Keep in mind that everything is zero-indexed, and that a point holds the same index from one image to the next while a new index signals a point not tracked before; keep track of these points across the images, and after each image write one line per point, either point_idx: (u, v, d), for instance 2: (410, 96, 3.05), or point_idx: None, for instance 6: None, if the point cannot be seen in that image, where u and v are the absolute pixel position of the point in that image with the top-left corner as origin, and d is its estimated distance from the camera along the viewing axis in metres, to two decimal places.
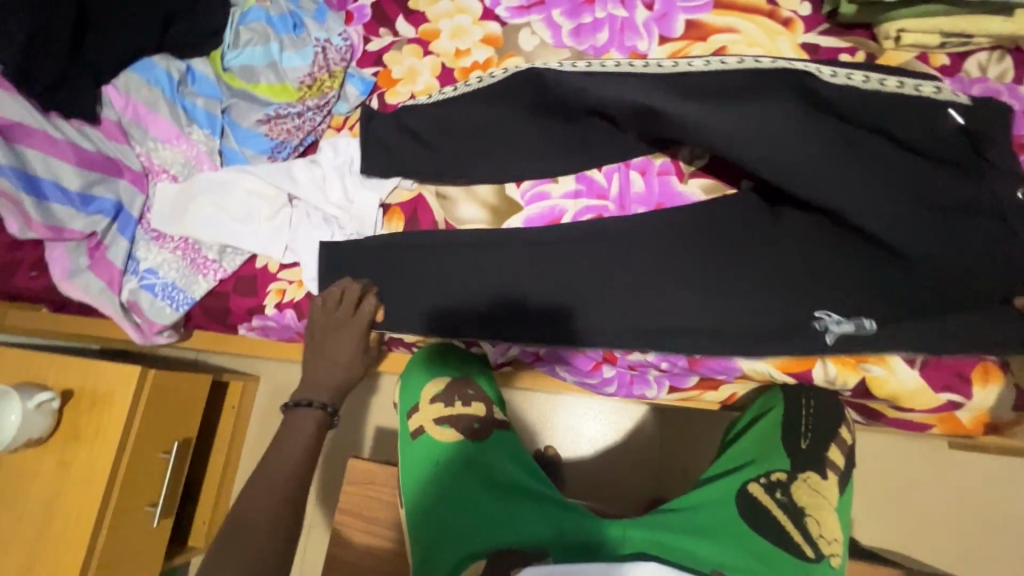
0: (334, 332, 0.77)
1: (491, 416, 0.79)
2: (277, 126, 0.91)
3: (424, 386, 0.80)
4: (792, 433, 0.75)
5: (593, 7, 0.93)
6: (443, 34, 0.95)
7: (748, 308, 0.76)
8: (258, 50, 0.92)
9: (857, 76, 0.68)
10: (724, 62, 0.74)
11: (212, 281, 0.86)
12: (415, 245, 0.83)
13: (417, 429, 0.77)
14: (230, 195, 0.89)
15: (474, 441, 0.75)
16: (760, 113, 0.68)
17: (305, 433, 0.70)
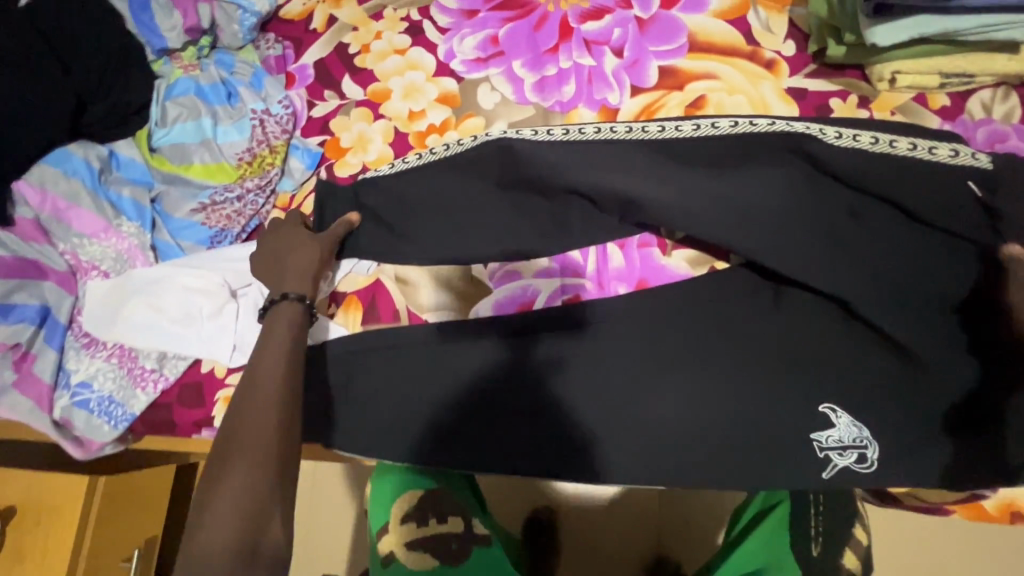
0: (289, 240, 0.75)
1: (471, 530, 0.71)
2: (215, 213, 0.82)
3: (396, 500, 0.74)
4: (803, 538, 0.69)
5: (557, 57, 0.84)
6: (394, 94, 0.86)
7: (747, 396, 0.69)
8: (189, 127, 0.83)
9: (864, 138, 0.63)
10: (712, 125, 0.68)
11: (153, 394, 0.77)
12: (371, 343, 0.73)
13: (388, 555, 0.70)
14: (167, 292, 0.80)
15: (451, 567, 0.68)
16: (758, 190, 0.65)
17: (286, 323, 0.65)
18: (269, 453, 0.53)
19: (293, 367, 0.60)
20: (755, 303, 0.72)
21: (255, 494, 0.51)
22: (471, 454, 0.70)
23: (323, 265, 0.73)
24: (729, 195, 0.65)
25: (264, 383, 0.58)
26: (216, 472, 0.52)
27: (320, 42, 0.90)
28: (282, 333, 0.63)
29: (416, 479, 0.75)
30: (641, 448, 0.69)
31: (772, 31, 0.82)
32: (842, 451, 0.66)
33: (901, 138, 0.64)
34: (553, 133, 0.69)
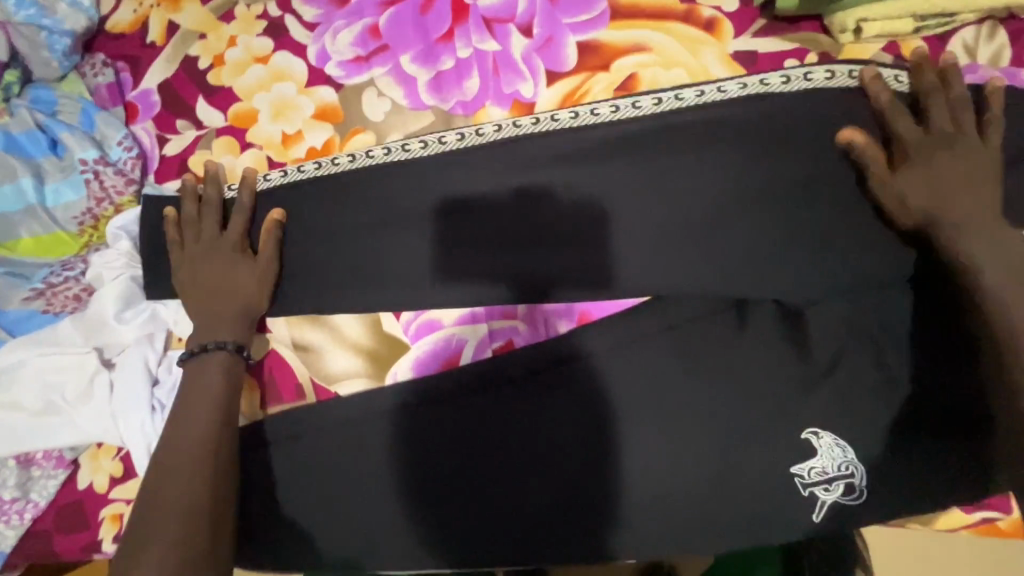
0: (212, 261, 0.62)
1: None
2: (57, 296, 0.65)
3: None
4: None
5: (453, 44, 0.68)
6: (262, 114, 0.70)
7: (724, 441, 0.58)
8: (7, 191, 0.66)
9: (771, 79, 0.59)
10: (635, 104, 0.61)
11: (22, 525, 0.64)
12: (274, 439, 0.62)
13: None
14: (17, 388, 0.63)
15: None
16: (690, 206, 0.60)
17: (210, 377, 0.59)
18: (194, 546, 0.49)
19: (226, 412, 0.57)
20: (718, 331, 0.60)
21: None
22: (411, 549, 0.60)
23: (261, 290, 0.62)
24: (651, 220, 0.61)
25: (181, 462, 0.53)
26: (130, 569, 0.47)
27: (161, 59, 0.72)
28: (212, 378, 0.59)
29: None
30: (605, 516, 0.59)
31: None
32: (828, 485, 0.57)
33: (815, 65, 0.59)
34: (447, 141, 0.63)
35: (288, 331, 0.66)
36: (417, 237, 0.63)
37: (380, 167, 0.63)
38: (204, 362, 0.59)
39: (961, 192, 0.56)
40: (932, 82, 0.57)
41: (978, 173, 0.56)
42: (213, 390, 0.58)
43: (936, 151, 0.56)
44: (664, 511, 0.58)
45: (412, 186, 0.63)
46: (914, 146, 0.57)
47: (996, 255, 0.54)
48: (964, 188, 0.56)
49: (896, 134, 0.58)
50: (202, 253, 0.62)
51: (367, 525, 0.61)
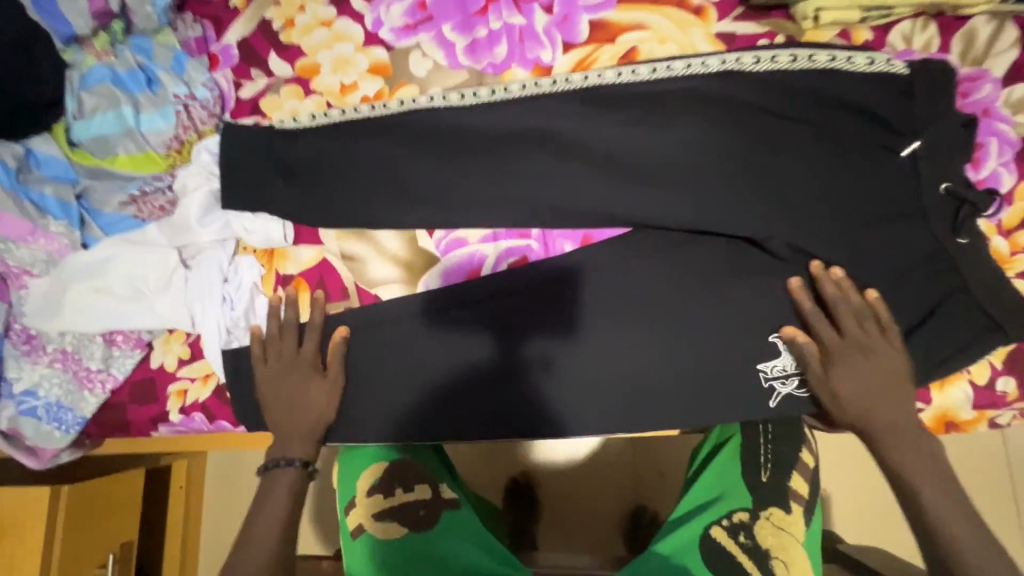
0: (289, 378, 0.72)
1: (438, 496, 0.74)
2: (146, 205, 0.78)
3: (362, 474, 0.75)
4: (751, 465, 0.72)
5: (486, 18, 0.83)
6: (324, 68, 0.84)
7: (697, 346, 0.71)
8: (110, 116, 0.79)
9: (744, 59, 0.74)
10: (634, 72, 0.75)
11: (103, 395, 0.76)
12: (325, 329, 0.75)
13: (358, 527, 0.71)
14: (110, 275, 0.76)
15: (422, 531, 0.70)
16: (680, 152, 0.73)
17: (297, 369, 0.72)
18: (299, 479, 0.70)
19: (319, 389, 0.72)
20: (695, 253, 0.73)
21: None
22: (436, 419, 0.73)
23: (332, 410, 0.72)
24: (647, 162, 0.74)
25: (294, 426, 0.71)
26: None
27: (241, 20, 0.87)
28: (302, 360, 0.72)
29: (383, 452, 0.77)
30: (602, 401, 0.72)
31: None
32: (785, 380, 0.70)
33: (781, 50, 0.73)
34: (481, 95, 0.77)
35: (339, 243, 0.79)
36: (450, 167, 0.76)
37: (423, 110, 0.77)
38: (274, 476, 0.70)
39: (875, 397, 0.67)
40: (836, 294, 0.68)
41: (883, 378, 0.67)
42: (304, 377, 0.72)
43: (854, 360, 0.67)
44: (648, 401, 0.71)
45: (448, 126, 0.77)
46: (836, 353, 0.68)
47: (907, 453, 0.66)
48: (880, 401, 0.67)
49: (818, 338, 0.69)
50: (278, 373, 0.72)
51: (405, 405, 0.73)
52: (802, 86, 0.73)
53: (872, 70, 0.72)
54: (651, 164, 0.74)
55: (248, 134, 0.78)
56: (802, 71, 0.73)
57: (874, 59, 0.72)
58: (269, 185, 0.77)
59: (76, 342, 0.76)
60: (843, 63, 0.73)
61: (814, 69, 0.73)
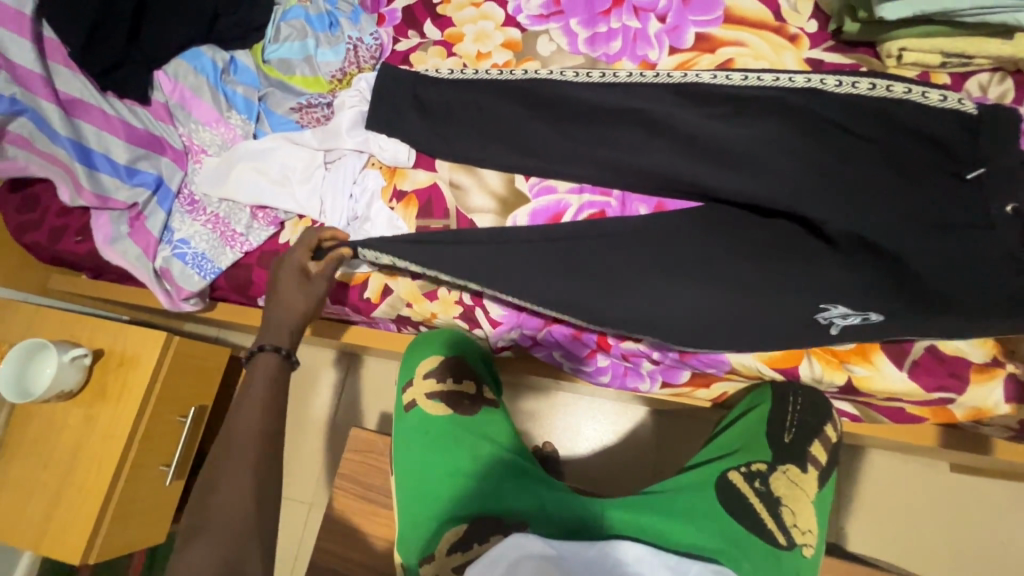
0: (300, 284, 0.82)
1: (482, 393, 0.87)
2: (307, 115, 0.97)
3: (419, 362, 0.88)
4: (778, 428, 0.82)
5: (608, 18, 0.98)
6: (466, 38, 1.02)
7: (739, 318, 0.78)
8: (296, 45, 0.99)
9: (827, 81, 0.78)
10: (729, 78, 0.83)
11: (237, 254, 0.93)
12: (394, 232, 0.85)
13: (411, 403, 0.85)
14: (270, 161, 0.94)
15: (464, 416, 0.84)
16: (765, 142, 0.79)
17: (301, 280, 0.83)
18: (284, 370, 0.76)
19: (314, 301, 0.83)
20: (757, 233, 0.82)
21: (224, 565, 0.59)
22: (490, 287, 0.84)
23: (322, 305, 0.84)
24: None
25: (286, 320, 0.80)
26: (195, 533, 0.62)
27: None
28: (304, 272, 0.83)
29: (442, 346, 0.88)
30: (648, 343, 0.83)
31: (798, 10, 0.94)
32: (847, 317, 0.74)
33: (861, 79, 0.77)
34: (593, 76, 0.89)
35: (449, 172, 0.93)
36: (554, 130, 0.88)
37: (542, 77, 0.90)
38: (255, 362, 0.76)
39: None
40: None
41: None
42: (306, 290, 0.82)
43: None
44: (709, 361, 0.82)
45: (560, 90, 0.89)
46: None
47: None
48: None
49: None
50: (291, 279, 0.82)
51: (483, 314, 0.87)
52: (884, 107, 0.75)
53: (948, 106, 0.73)
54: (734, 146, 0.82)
55: (396, 72, 0.95)
56: (880, 99, 0.75)
57: (949, 97, 0.73)
58: (404, 117, 0.93)
59: (229, 210, 0.94)
60: (918, 97, 0.74)
61: (892, 98, 0.75)
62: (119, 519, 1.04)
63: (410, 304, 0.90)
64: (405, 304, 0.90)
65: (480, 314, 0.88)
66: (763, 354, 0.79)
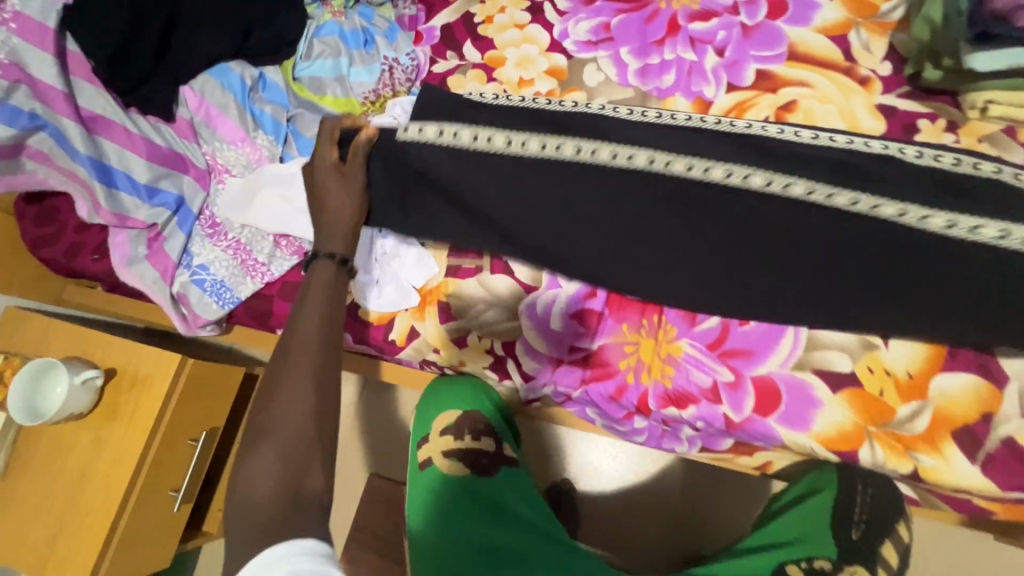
0: (336, 185, 0.79)
1: (501, 451, 0.85)
2: None
3: (435, 416, 0.87)
4: (844, 522, 0.76)
5: (662, 49, 0.92)
6: (508, 62, 0.96)
7: (789, 388, 0.73)
8: (329, 63, 0.94)
9: (908, 150, 0.70)
10: (797, 134, 0.74)
11: (258, 284, 0.88)
12: (426, 134, 0.78)
13: (428, 460, 0.85)
14: (294, 189, 0.88)
15: (483, 477, 0.82)
16: None
17: (331, 178, 0.79)
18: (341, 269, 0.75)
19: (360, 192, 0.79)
20: None
21: (288, 472, 0.60)
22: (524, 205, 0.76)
23: (357, 201, 0.80)
24: None
25: (337, 215, 0.78)
26: (255, 439, 0.62)
27: (449, 9, 1.01)
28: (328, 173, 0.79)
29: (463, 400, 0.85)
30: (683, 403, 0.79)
31: (870, 50, 0.87)
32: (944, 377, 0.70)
33: (943, 157, 0.70)
34: (647, 115, 0.80)
35: None
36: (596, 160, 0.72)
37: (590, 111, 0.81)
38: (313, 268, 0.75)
39: None
40: None
41: None
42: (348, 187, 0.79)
43: None
44: (761, 436, 0.74)
45: None
46: None
47: None
48: None
49: None
50: (326, 182, 0.79)
51: (513, 366, 0.82)
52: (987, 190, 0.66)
53: None
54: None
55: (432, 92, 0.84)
56: (964, 176, 0.68)
57: None
58: None
59: (251, 236, 0.90)
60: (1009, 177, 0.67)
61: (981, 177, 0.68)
62: (124, 547, 1.00)
63: (437, 349, 0.85)
64: (433, 348, 0.85)
65: (511, 365, 0.82)
66: (819, 434, 0.72)
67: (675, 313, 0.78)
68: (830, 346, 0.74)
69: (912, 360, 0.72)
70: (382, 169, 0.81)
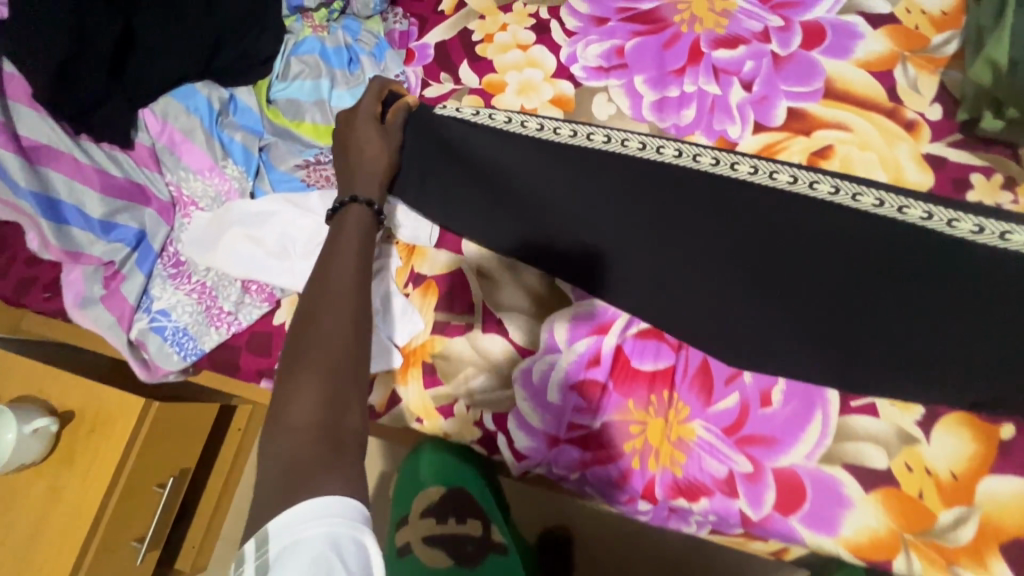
0: (369, 137, 0.71)
1: (488, 536, 0.80)
2: (316, 173, 0.82)
3: (418, 497, 0.84)
4: None
5: (681, 80, 0.82)
6: (509, 88, 0.86)
7: (816, 484, 0.65)
8: (308, 84, 0.84)
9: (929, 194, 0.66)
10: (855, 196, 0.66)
11: (223, 335, 0.79)
12: (462, 113, 0.74)
13: (406, 546, 0.80)
14: (265, 228, 0.80)
15: (467, 566, 0.77)
16: None
17: (366, 131, 0.71)
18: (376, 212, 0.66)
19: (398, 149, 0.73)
20: (853, 377, 0.66)
21: (332, 408, 0.51)
22: (569, 185, 0.72)
23: (391, 163, 0.72)
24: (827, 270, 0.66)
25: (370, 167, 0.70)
26: (291, 374, 0.53)
27: (445, 25, 0.90)
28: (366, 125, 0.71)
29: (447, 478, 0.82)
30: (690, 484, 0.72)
31: (918, 90, 0.77)
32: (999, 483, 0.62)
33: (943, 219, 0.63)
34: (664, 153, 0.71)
35: (477, 258, 0.78)
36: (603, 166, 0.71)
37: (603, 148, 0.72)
38: (345, 211, 0.65)
39: None
40: None
41: None
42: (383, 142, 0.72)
43: None
44: (780, 536, 0.65)
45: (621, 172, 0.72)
46: None
47: None
48: None
49: None
50: (358, 135, 0.72)
51: (504, 441, 0.72)
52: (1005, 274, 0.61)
53: None
54: (833, 269, 0.66)
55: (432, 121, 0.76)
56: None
57: None
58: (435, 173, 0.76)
59: (217, 281, 0.81)
60: None
61: None
62: None
63: (422, 418, 0.76)
64: (416, 418, 0.76)
65: (501, 441, 0.72)
66: (847, 539, 0.64)
67: (688, 389, 0.70)
68: (862, 437, 0.66)
69: (957, 458, 0.63)
70: (417, 138, 0.75)
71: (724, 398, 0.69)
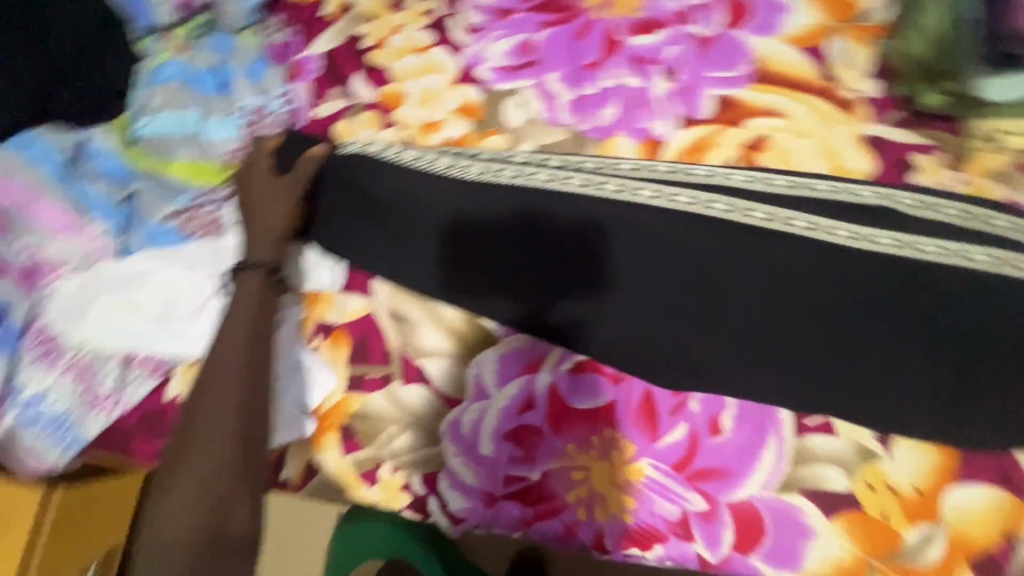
0: (269, 198, 0.68)
1: None
2: (193, 219, 0.71)
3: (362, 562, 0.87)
4: None
5: (598, 73, 0.73)
6: (408, 99, 0.75)
7: (775, 517, 0.59)
8: (174, 116, 0.73)
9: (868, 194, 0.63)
10: (746, 213, 0.63)
11: (109, 418, 0.69)
12: (371, 151, 0.70)
13: None
14: (143, 290, 0.69)
15: None
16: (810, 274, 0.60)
17: (266, 194, 0.68)
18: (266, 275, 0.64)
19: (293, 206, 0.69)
20: (809, 396, 0.60)
21: (223, 487, 0.53)
22: (502, 235, 0.66)
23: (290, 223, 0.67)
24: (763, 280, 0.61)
25: (268, 227, 0.67)
26: (176, 467, 0.55)
27: (330, 31, 0.79)
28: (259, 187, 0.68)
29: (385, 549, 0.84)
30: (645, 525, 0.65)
31: (854, 64, 0.70)
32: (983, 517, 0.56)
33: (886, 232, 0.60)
34: (570, 183, 0.65)
35: (389, 299, 0.69)
36: (535, 206, 0.65)
37: (505, 183, 0.66)
38: (242, 280, 0.64)
39: None
40: None
41: None
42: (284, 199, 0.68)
43: None
44: None
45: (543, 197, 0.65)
46: None
47: None
48: None
49: None
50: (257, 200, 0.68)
51: (437, 506, 0.65)
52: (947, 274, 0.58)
53: None
54: None
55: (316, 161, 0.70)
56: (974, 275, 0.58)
57: None
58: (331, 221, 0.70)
59: (94, 358, 0.69)
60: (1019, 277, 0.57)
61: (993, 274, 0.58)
62: None
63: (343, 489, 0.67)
64: (337, 489, 0.67)
65: (433, 505, 0.65)
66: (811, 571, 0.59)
67: (633, 426, 0.63)
68: (821, 459, 0.60)
69: (919, 472, 0.59)
70: (329, 192, 0.69)
71: (671, 431, 0.63)
